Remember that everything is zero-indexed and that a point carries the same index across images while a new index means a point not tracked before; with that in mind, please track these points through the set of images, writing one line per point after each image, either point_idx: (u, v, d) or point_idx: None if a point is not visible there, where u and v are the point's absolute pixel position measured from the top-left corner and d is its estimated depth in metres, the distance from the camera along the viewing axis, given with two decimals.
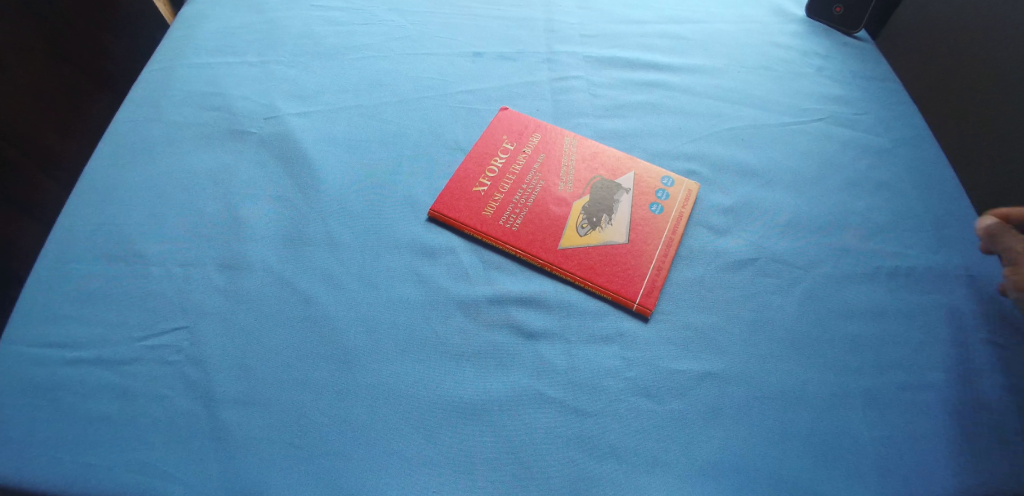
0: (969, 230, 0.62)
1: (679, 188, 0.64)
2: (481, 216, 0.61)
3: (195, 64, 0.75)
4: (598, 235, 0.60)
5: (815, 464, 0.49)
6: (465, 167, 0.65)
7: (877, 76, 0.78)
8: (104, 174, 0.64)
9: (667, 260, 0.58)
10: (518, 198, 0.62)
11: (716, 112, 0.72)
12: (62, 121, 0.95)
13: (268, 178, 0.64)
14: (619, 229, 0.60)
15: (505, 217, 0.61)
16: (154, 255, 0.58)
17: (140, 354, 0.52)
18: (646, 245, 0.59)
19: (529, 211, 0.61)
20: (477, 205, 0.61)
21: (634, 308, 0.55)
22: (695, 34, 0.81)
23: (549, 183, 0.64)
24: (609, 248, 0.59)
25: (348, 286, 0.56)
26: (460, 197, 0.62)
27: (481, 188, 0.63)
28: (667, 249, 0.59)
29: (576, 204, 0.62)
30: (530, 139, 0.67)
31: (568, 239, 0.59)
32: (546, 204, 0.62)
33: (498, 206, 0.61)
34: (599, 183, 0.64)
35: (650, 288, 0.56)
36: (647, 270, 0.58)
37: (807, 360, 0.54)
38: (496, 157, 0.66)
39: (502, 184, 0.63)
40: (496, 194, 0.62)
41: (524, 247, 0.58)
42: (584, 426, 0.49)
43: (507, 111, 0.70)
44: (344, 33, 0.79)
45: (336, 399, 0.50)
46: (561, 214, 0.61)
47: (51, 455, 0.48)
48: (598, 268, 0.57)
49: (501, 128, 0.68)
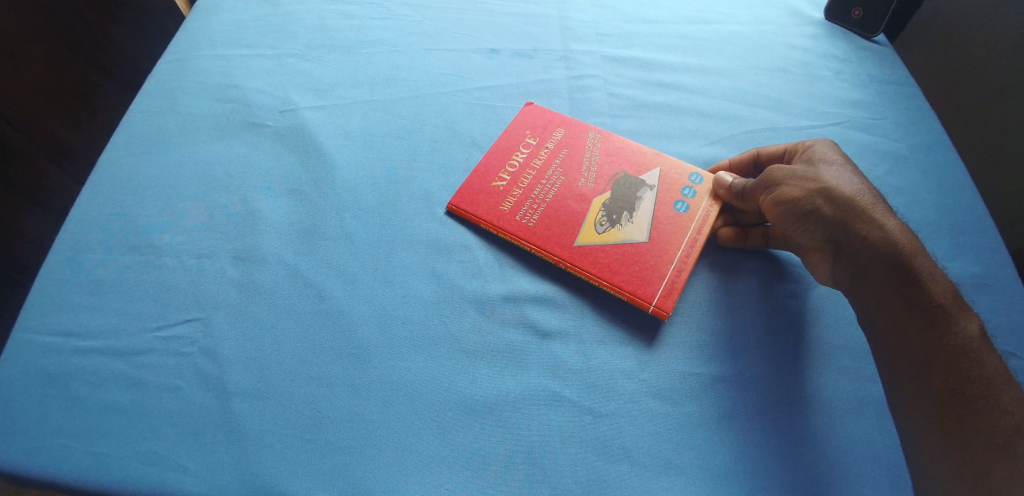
0: (987, 238, 0.62)
1: (706, 185, 0.63)
2: (498, 212, 0.60)
3: (211, 56, 0.74)
4: (617, 232, 0.59)
5: (832, 471, 0.48)
6: (486, 161, 0.65)
7: (896, 81, 0.77)
8: (118, 164, 0.64)
9: (688, 261, 0.57)
10: (537, 193, 0.62)
11: (734, 114, 0.72)
12: (66, 109, 0.93)
13: (283, 171, 0.64)
14: (639, 227, 0.59)
15: (523, 211, 0.60)
16: (168, 246, 0.58)
17: (153, 345, 0.52)
18: (667, 245, 0.58)
19: (547, 207, 0.61)
20: (494, 201, 0.61)
21: (649, 310, 0.54)
22: (711, 35, 0.81)
23: (570, 178, 0.63)
24: (627, 246, 0.58)
25: (361, 281, 0.56)
26: (478, 191, 0.62)
27: (501, 183, 0.63)
28: (689, 250, 0.58)
29: (596, 201, 0.61)
30: (553, 134, 0.67)
31: (585, 236, 0.58)
32: (565, 199, 0.61)
33: (517, 200, 0.61)
34: (622, 180, 0.63)
35: (668, 290, 0.55)
36: (666, 271, 0.56)
37: (823, 365, 0.53)
38: (518, 152, 0.65)
39: (521, 179, 0.63)
40: (515, 189, 0.62)
41: (540, 242, 0.58)
42: (598, 426, 0.49)
43: (532, 106, 0.70)
44: (360, 27, 0.78)
45: (349, 394, 0.50)
46: (579, 210, 0.61)
47: (62, 444, 0.48)
48: (615, 266, 0.56)
49: (524, 124, 0.68)
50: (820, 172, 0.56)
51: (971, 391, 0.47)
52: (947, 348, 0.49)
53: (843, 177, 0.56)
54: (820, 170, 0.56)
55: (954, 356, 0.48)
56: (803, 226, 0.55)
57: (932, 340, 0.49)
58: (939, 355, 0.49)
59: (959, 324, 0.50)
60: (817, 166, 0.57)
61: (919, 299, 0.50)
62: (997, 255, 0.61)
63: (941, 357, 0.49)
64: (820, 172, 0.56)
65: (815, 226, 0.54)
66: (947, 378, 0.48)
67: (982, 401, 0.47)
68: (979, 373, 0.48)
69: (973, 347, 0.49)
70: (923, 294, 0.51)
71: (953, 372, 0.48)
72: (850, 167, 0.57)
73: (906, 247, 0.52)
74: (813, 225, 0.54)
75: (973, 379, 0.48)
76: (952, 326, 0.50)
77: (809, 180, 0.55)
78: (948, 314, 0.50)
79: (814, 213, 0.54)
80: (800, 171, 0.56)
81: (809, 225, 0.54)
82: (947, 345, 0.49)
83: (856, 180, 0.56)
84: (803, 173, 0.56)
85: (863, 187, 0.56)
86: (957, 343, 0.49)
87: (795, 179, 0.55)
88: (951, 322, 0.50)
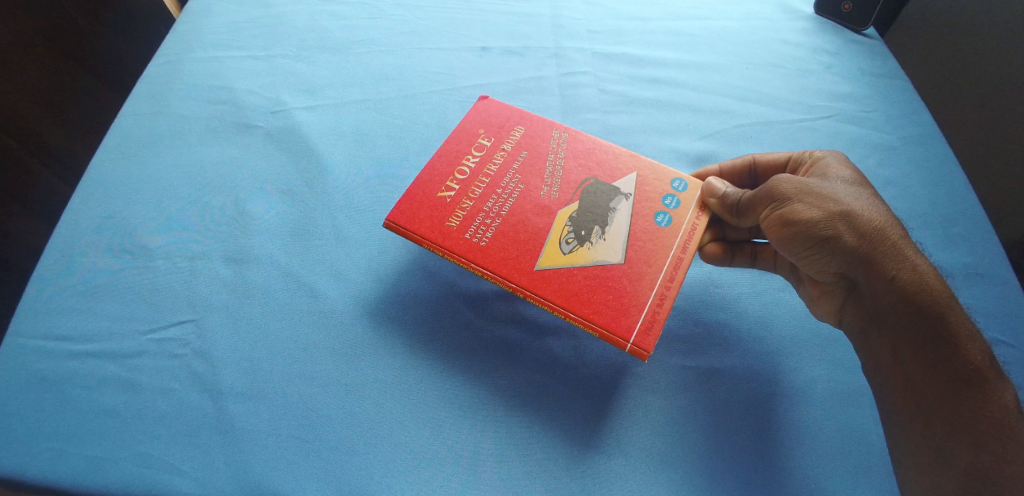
0: (979, 228, 0.62)
1: (692, 193, 0.56)
2: (444, 229, 0.52)
3: (202, 58, 0.74)
4: (586, 252, 0.51)
5: (822, 462, 0.48)
6: (432, 167, 0.56)
7: (886, 75, 0.77)
8: (109, 167, 0.64)
9: (671, 287, 0.50)
10: (490, 205, 0.54)
11: (725, 110, 0.72)
12: (61, 115, 0.93)
13: (275, 172, 0.64)
14: (613, 246, 0.52)
15: (474, 228, 0.52)
16: (160, 249, 0.58)
17: (146, 348, 0.52)
18: (647, 267, 0.51)
19: (503, 222, 0.53)
20: (439, 215, 0.53)
21: (627, 348, 0.47)
22: (702, 31, 0.81)
23: (530, 186, 0.55)
24: (598, 269, 0.50)
25: (354, 280, 0.56)
26: (421, 205, 0.53)
27: (448, 194, 0.54)
28: (673, 272, 0.51)
29: (562, 213, 0.53)
30: (511, 134, 0.59)
31: (548, 257, 0.51)
32: (524, 212, 0.53)
33: (466, 215, 0.53)
34: (591, 187, 0.56)
35: (648, 323, 0.48)
36: (647, 300, 0.49)
37: (817, 357, 0.54)
38: (468, 156, 0.57)
39: (473, 188, 0.55)
40: (465, 201, 0.54)
41: (494, 266, 0.50)
42: (591, 421, 0.49)
43: (486, 100, 0.62)
44: (351, 27, 0.78)
45: (342, 393, 0.50)
46: (541, 225, 0.53)
47: (55, 448, 0.48)
48: (584, 295, 0.49)
49: (478, 120, 0.60)
50: (835, 192, 0.53)
51: (986, 439, 0.45)
52: (964, 394, 0.47)
53: (858, 199, 0.53)
54: (834, 188, 0.53)
55: (971, 403, 0.46)
56: (817, 251, 0.52)
57: (949, 382, 0.47)
58: (955, 399, 0.47)
59: (982, 373, 0.47)
60: (830, 183, 0.54)
61: (940, 341, 0.48)
62: (990, 245, 0.61)
63: (958, 403, 0.47)
64: (836, 192, 0.53)
65: (830, 253, 0.51)
66: (960, 428, 0.46)
67: (995, 453, 0.45)
68: (996, 425, 0.46)
69: (1010, 420, 0.46)
70: (945, 337, 0.48)
71: (964, 417, 0.46)
72: (861, 186, 0.55)
73: (927, 284, 0.50)
74: (828, 252, 0.51)
75: (988, 428, 0.46)
76: (983, 380, 0.47)
77: (825, 200, 0.52)
78: (970, 359, 0.48)
79: (830, 239, 0.51)
80: (815, 189, 0.52)
81: (824, 251, 0.51)
82: (966, 390, 0.47)
83: (872, 205, 0.53)
84: (819, 192, 0.52)
85: (879, 210, 0.53)
86: (981, 395, 0.47)
87: (811, 198, 0.52)
88: (973, 369, 0.47)
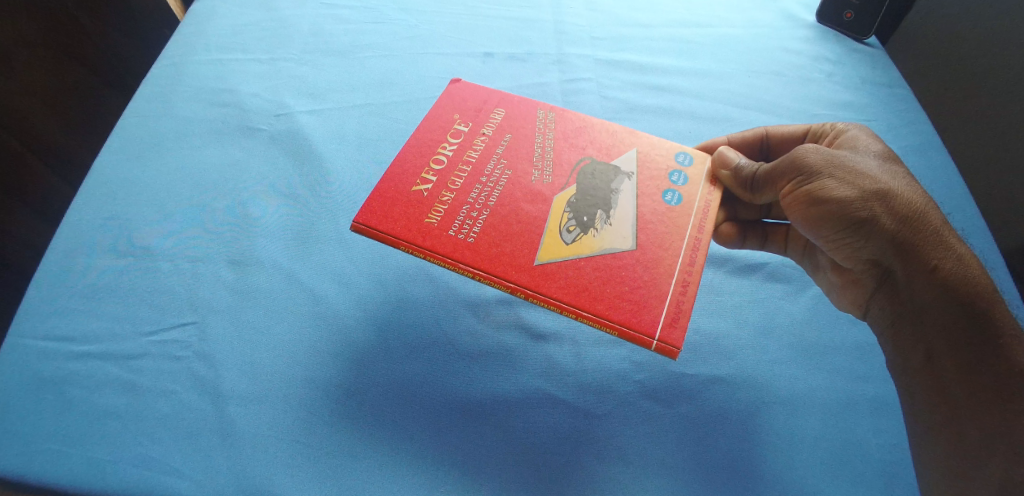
0: (978, 238, 0.63)
1: (698, 167, 0.56)
2: (424, 227, 0.51)
3: (206, 61, 0.75)
4: (591, 241, 0.51)
5: (821, 470, 0.49)
6: (402, 159, 0.55)
7: (887, 84, 0.78)
8: (112, 169, 0.64)
9: (692, 271, 0.49)
10: (475, 195, 0.53)
11: (727, 117, 0.72)
12: (62, 114, 0.93)
13: (278, 175, 0.64)
14: (620, 232, 0.51)
15: (457, 224, 0.51)
16: (162, 250, 0.58)
17: (147, 350, 0.52)
18: (662, 252, 0.51)
19: (491, 213, 0.52)
20: (417, 211, 0.51)
21: (655, 345, 0.46)
22: (704, 39, 0.81)
23: (518, 171, 0.55)
24: (608, 258, 0.50)
25: (355, 283, 0.56)
26: (394, 204, 0.52)
27: (425, 186, 0.53)
28: (693, 254, 0.51)
29: (557, 200, 0.53)
30: (490, 117, 0.59)
31: (548, 250, 0.50)
32: (515, 200, 0.53)
33: (447, 210, 0.52)
34: (587, 168, 0.56)
35: (674, 316, 0.47)
36: (670, 289, 0.48)
37: (817, 365, 0.54)
38: (444, 145, 0.56)
39: (453, 178, 0.54)
40: (445, 193, 0.53)
41: (486, 265, 0.49)
42: (591, 428, 0.49)
43: (458, 84, 0.61)
44: (355, 31, 0.79)
45: (343, 396, 0.50)
46: (537, 213, 0.52)
47: (54, 450, 0.48)
48: (597, 289, 0.48)
49: (453, 105, 0.60)
50: (867, 170, 0.52)
51: (1006, 436, 0.45)
52: (991, 387, 0.46)
53: (890, 178, 0.52)
54: (866, 166, 0.53)
55: (998, 397, 0.45)
56: (847, 231, 0.52)
57: (975, 373, 0.46)
58: (980, 391, 0.46)
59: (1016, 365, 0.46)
60: (860, 160, 0.53)
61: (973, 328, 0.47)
62: (990, 255, 0.61)
63: (979, 397, 0.46)
64: (868, 170, 0.52)
65: (861, 233, 0.51)
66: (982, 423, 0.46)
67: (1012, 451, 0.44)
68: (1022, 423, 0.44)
69: None
70: (978, 323, 0.47)
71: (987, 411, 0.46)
72: (892, 164, 0.54)
73: (961, 267, 0.49)
74: (858, 232, 0.51)
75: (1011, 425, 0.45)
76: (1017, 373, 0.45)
77: (856, 180, 0.51)
78: (1004, 349, 0.46)
79: (866, 221, 0.50)
80: (846, 167, 0.52)
81: (853, 230, 0.51)
82: (994, 384, 0.46)
83: (905, 184, 0.52)
84: (851, 170, 0.52)
85: (911, 190, 0.52)
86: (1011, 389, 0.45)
87: (842, 176, 0.51)
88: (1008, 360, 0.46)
